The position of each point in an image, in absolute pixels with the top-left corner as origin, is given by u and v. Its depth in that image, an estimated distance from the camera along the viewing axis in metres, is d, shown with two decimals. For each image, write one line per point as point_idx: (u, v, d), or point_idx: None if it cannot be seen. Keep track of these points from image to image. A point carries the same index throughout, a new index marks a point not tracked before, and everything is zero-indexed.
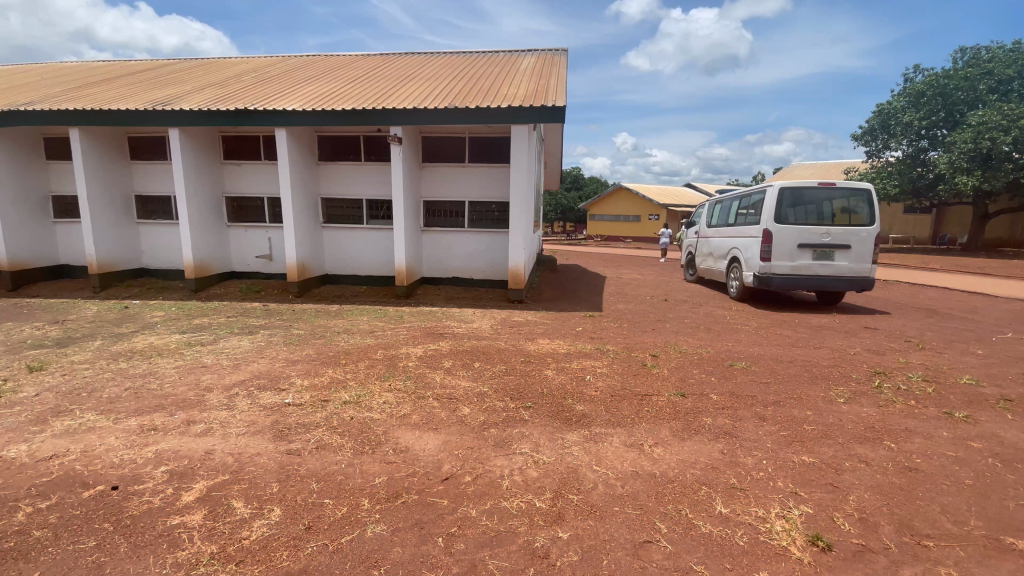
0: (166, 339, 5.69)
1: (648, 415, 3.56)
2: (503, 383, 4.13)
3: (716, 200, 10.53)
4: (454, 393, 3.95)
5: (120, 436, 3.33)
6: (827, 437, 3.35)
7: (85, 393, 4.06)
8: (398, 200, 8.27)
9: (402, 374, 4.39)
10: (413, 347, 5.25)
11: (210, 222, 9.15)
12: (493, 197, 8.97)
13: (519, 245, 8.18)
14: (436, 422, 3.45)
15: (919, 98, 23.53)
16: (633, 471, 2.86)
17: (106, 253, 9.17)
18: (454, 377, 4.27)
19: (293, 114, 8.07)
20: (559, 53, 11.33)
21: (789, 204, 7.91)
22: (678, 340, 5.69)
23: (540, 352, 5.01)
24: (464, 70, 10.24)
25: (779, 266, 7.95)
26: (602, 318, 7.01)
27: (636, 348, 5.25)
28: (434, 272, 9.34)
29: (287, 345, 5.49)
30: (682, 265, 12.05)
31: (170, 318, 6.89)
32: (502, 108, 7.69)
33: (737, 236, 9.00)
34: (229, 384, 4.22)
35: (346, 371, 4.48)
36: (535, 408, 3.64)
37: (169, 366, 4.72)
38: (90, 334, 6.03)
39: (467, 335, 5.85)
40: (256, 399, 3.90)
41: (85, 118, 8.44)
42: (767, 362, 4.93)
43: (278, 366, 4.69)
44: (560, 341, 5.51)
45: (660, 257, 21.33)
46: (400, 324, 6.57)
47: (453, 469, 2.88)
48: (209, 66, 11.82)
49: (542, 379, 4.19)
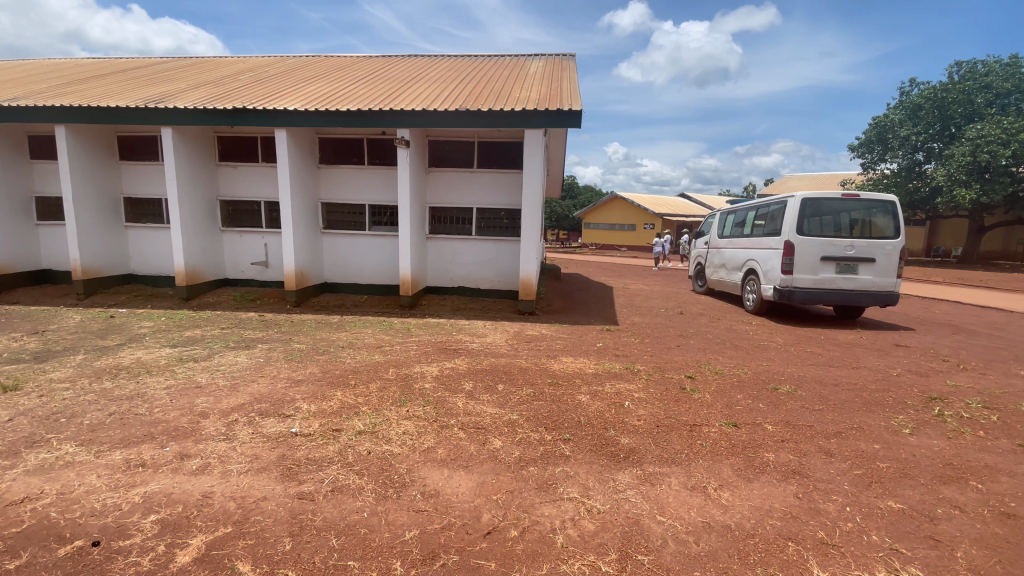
0: (155, 354, 5.22)
1: (703, 450, 3.19)
2: (534, 409, 3.72)
3: (728, 210, 10.23)
4: (481, 421, 3.53)
5: (102, 475, 2.87)
6: (906, 478, 3.00)
7: (64, 419, 3.59)
8: (404, 206, 7.86)
9: (422, 397, 3.97)
10: (428, 366, 4.83)
11: (203, 226, 8.67)
12: (502, 204, 8.61)
13: (532, 254, 7.80)
14: (466, 458, 3.04)
15: (917, 111, 23.64)
16: (704, 523, 2.48)
17: (91, 258, 8.65)
18: (478, 403, 3.84)
19: (294, 115, 7.65)
20: (568, 58, 11.04)
21: (810, 215, 7.62)
22: (709, 359, 5.32)
23: (568, 372, 4.61)
24: (471, 73, 9.91)
25: (801, 279, 7.63)
26: (621, 333, 6.64)
27: (668, 367, 4.87)
28: (439, 282, 8.92)
29: (289, 361, 5.04)
30: (690, 275, 11.75)
31: (159, 330, 6.40)
32: (515, 111, 7.34)
33: (753, 247, 8.69)
34: (227, 409, 3.76)
35: (358, 394, 4.04)
36: (575, 441, 3.24)
37: (159, 386, 4.25)
38: (72, 346, 5.54)
39: (484, 352, 5.43)
40: (259, 427, 3.46)
41: (73, 116, 7.98)
42: (812, 386, 4.56)
43: (282, 387, 4.24)
44: (585, 359, 5.12)
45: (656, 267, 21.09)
46: (408, 338, 6.15)
47: (495, 519, 2.47)
48: (204, 65, 11.38)
49: (576, 406, 3.78)
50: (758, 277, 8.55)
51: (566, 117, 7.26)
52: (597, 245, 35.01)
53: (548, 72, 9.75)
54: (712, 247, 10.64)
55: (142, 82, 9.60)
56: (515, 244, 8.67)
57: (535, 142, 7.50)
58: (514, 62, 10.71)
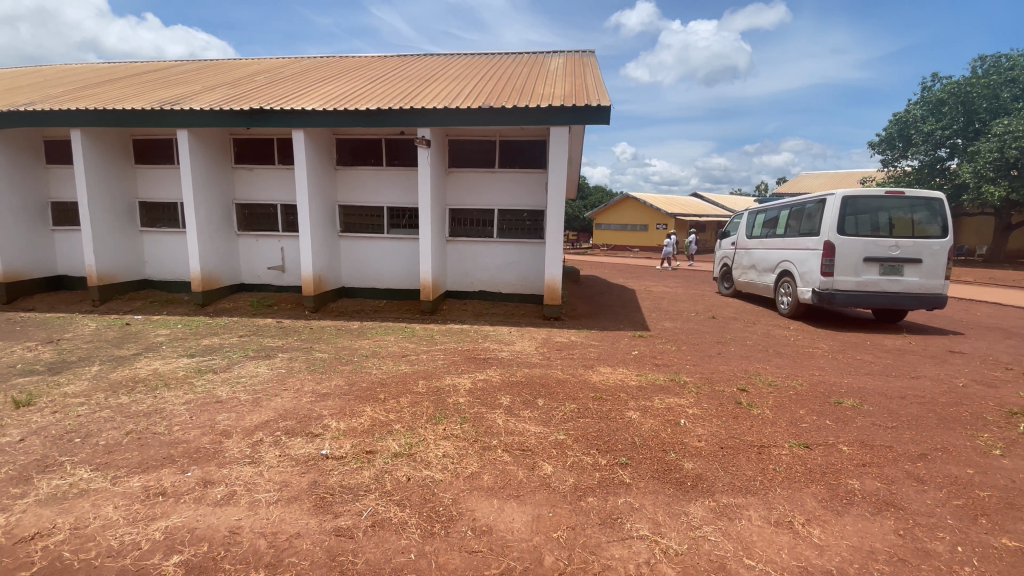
0: (173, 365, 4.98)
1: (779, 477, 2.90)
2: (581, 427, 3.39)
3: (756, 210, 9.86)
4: (526, 441, 3.21)
5: (119, 506, 2.61)
6: (1014, 509, 2.66)
7: (78, 439, 3.34)
8: (425, 207, 7.60)
9: (458, 413, 3.68)
10: (459, 377, 4.52)
11: (218, 230, 8.47)
12: (525, 205, 8.32)
13: (557, 257, 7.49)
14: (516, 486, 2.74)
15: (939, 106, 23.02)
16: (801, 568, 2.16)
17: (106, 264, 8.48)
18: (520, 420, 3.52)
19: (313, 115, 7.43)
20: (588, 54, 10.74)
21: (851, 213, 7.24)
22: (758, 370, 4.96)
23: (610, 383, 4.29)
24: (490, 70, 9.65)
25: (843, 281, 7.24)
26: (655, 339, 6.31)
27: (717, 379, 4.53)
28: (459, 286, 8.65)
29: (312, 372, 4.77)
30: (716, 277, 11.37)
31: (176, 338, 6.18)
32: (541, 108, 7.04)
33: (787, 248, 8.31)
34: (250, 428, 3.50)
35: (390, 410, 3.76)
36: (633, 465, 2.94)
37: (177, 402, 3.99)
38: (87, 357, 5.33)
39: (516, 361, 5.11)
40: (286, 448, 3.18)
41: (88, 119, 7.82)
42: (878, 401, 4.21)
43: (307, 401, 3.97)
44: (625, 369, 4.80)
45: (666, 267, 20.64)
46: (433, 346, 5.86)
47: (560, 563, 2.17)
48: (218, 66, 11.23)
49: (628, 423, 3.46)
50: (793, 279, 8.17)
51: (594, 114, 6.95)
52: (610, 246, 34.58)
53: (570, 68, 9.43)
54: (739, 247, 10.25)
55: (156, 85, 9.46)
56: (539, 247, 8.36)
57: (561, 140, 7.19)
58: (534, 59, 10.41)
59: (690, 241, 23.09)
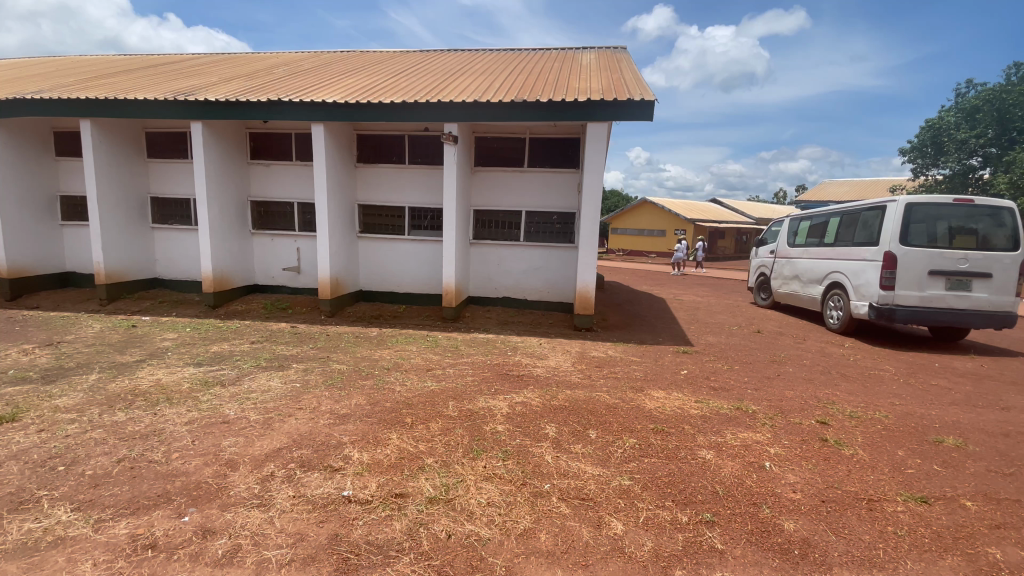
0: (177, 376, 4.53)
1: (903, 545, 2.35)
2: (648, 470, 2.86)
3: (800, 217, 9.24)
4: (584, 487, 2.68)
5: (98, 563, 2.13)
6: None
7: (63, 468, 2.90)
8: (450, 208, 7.11)
9: (499, 444, 3.16)
10: (494, 398, 3.99)
11: (232, 228, 8.07)
12: (555, 207, 7.79)
13: (590, 262, 6.94)
14: (581, 551, 2.21)
15: (974, 114, 22.12)
16: None
17: (115, 261, 8.13)
18: (574, 457, 2.99)
19: (332, 107, 7.00)
20: (620, 49, 10.18)
21: (915, 222, 6.61)
22: (832, 399, 4.37)
23: (668, 412, 3.74)
24: (519, 65, 9.15)
25: (905, 296, 6.60)
26: (702, 357, 5.76)
27: (790, 410, 3.97)
28: (483, 291, 8.16)
29: (329, 388, 4.28)
30: (753, 288, 10.73)
31: (183, 343, 5.76)
32: (578, 101, 6.51)
33: (838, 259, 7.68)
34: (260, 458, 3.02)
35: (419, 439, 3.25)
36: (722, 525, 2.42)
37: (178, 421, 3.53)
38: (86, 363, 4.91)
39: (553, 380, 4.58)
40: (301, 487, 2.69)
41: (99, 109, 7.48)
42: (982, 440, 3.60)
43: (324, 425, 3.48)
44: (680, 393, 4.24)
45: (678, 275, 19.86)
46: (459, 359, 5.36)
47: None
48: (235, 59, 10.89)
49: (703, 467, 2.92)
50: (845, 293, 7.54)
51: (635, 109, 6.41)
52: (626, 252, 33.87)
53: (603, 64, 8.88)
54: (780, 256, 9.63)
55: (170, 76, 9.13)
56: (570, 251, 7.82)
57: (598, 137, 6.66)
58: (564, 54, 9.89)
59: (700, 246, 22.38)
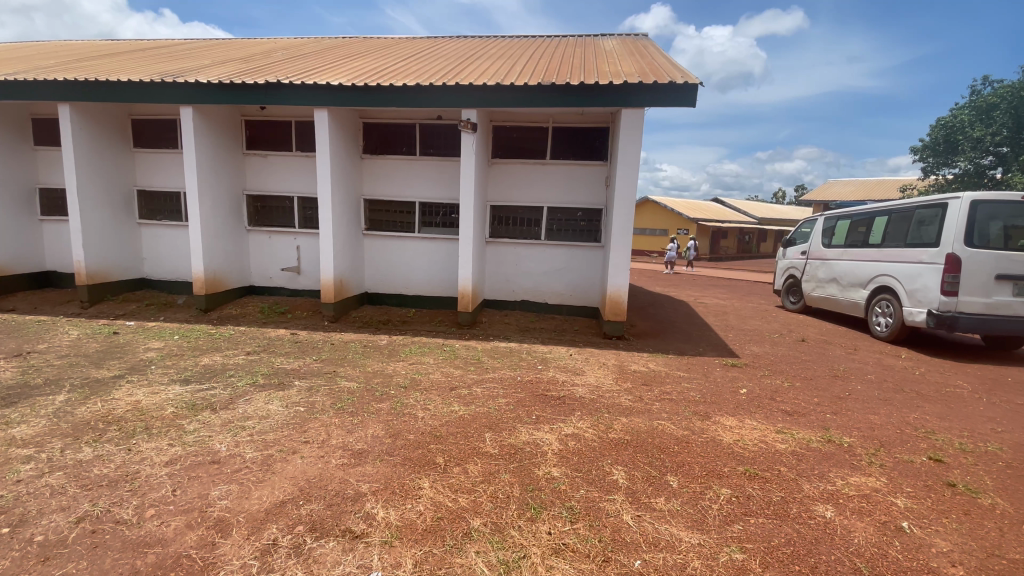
0: (160, 397, 3.86)
1: None
2: (760, 536, 2.23)
3: (837, 215, 8.63)
4: (688, 565, 2.04)
5: None
6: None
7: (4, 532, 2.22)
8: (467, 203, 6.45)
9: (560, 498, 2.51)
10: (539, 429, 3.33)
11: (226, 224, 7.39)
12: (579, 203, 7.14)
13: (622, 264, 6.28)
14: None
15: (989, 112, 21.68)
16: None
17: (98, 259, 7.43)
18: (661, 518, 2.34)
19: (338, 91, 6.33)
20: (642, 36, 9.48)
21: (982, 221, 5.99)
22: (927, 427, 3.73)
23: (752, 448, 3.10)
24: (538, 49, 8.46)
25: (968, 302, 5.99)
26: (754, 371, 5.12)
27: (889, 443, 3.35)
28: (499, 294, 7.52)
29: (339, 413, 3.63)
30: (781, 291, 10.11)
31: (170, 354, 5.08)
32: (612, 85, 5.86)
33: (887, 261, 7.07)
34: (258, 517, 2.35)
35: (457, 488, 2.60)
36: None
37: (157, 461, 2.86)
38: (55, 379, 4.23)
39: (598, 401, 3.95)
40: (314, 565, 2.03)
41: (80, 92, 6.77)
42: None
43: (337, 466, 2.83)
44: (755, 421, 3.59)
45: (671, 275, 19.12)
46: (483, 374, 4.71)
47: None
48: (229, 44, 10.16)
49: (828, 531, 2.29)
50: (896, 299, 6.94)
51: (676, 93, 5.76)
52: None
53: (629, 48, 8.20)
54: (813, 256, 9.00)
55: (160, 58, 8.40)
56: (595, 251, 7.17)
57: (633, 125, 6.02)
58: (583, 40, 9.21)
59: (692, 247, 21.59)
